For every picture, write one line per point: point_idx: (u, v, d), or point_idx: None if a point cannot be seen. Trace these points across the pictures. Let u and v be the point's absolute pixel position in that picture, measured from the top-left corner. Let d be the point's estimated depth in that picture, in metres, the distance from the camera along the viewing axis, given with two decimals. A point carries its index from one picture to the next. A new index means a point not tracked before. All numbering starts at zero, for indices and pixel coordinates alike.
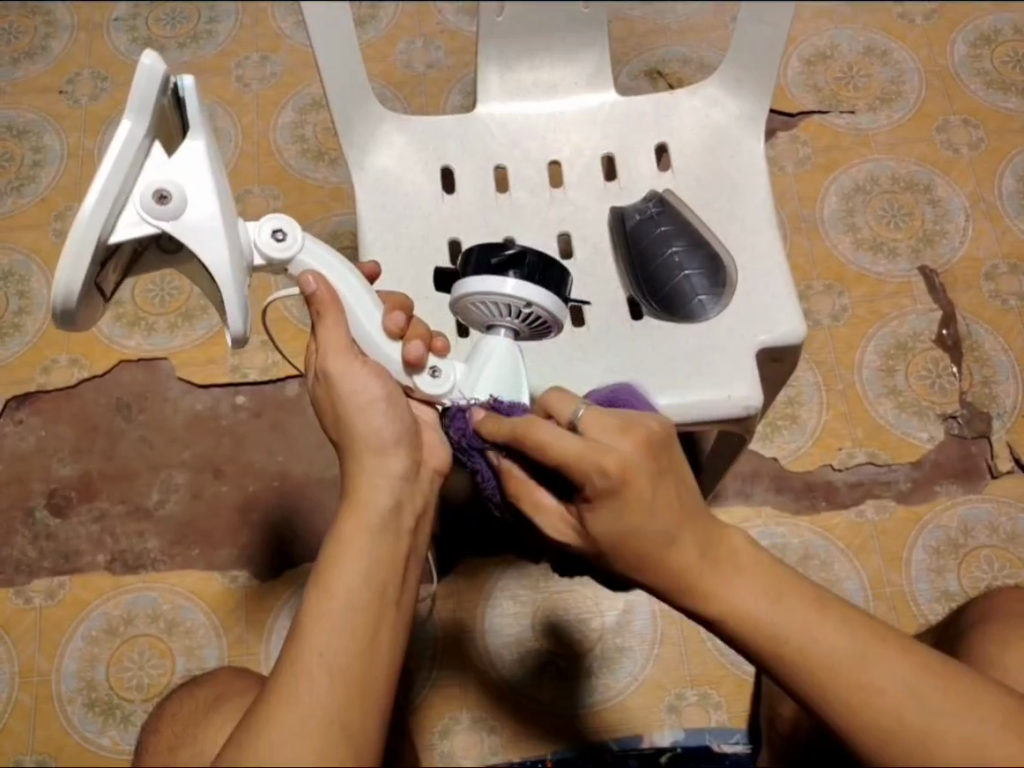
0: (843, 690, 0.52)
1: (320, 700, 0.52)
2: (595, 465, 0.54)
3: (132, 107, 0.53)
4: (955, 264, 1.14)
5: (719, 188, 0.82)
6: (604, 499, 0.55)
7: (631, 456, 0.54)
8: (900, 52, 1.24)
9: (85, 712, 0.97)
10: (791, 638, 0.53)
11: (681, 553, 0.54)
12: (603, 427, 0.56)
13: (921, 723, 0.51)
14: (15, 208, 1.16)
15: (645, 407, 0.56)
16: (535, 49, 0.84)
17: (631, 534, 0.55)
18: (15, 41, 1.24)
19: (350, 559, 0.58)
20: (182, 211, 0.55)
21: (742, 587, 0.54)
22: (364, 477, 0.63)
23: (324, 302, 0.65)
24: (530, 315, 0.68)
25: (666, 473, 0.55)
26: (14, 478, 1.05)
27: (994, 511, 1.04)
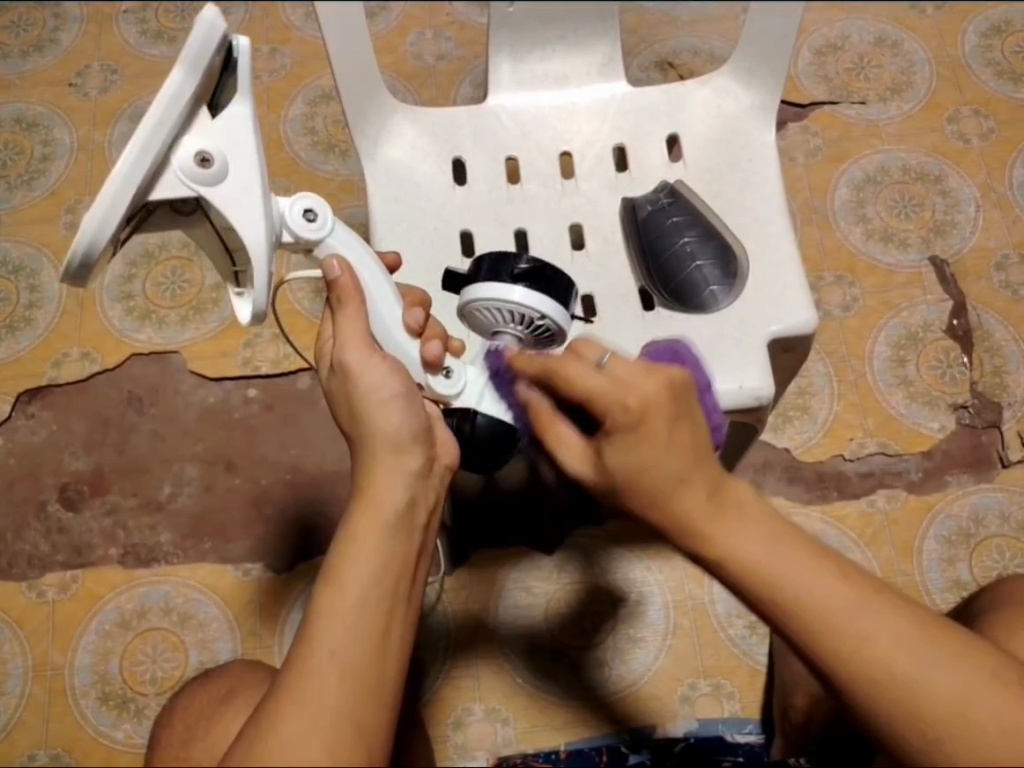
0: (836, 641, 0.52)
1: (332, 699, 0.51)
2: (617, 402, 0.55)
3: (184, 60, 0.49)
4: (966, 255, 1.14)
5: (730, 179, 0.82)
6: (623, 437, 0.55)
7: (653, 397, 0.54)
8: (910, 43, 1.24)
9: (98, 706, 0.97)
10: (790, 584, 0.53)
11: (687, 496, 0.54)
12: (630, 368, 0.55)
13: (908, 672, 0.51)
14: (25, 201, 1.15)
15: (649, 382, 0.54)
16: (546, 39, 0.84)
17: (645, 470, 0.55)
18: (23, 33, 1.24)
19: (363, 553, 0.57)
20: (223, 177, 0.54)
21: (745, 535, 0.54)
22: (379, 473, 0.61)
23: (345, 289, 0.64)
24: (539, 326, 0.68)
25: (686, 416, 0.55)
26: (25, 472, 1.05)
27: (1005, 500, 1.04)
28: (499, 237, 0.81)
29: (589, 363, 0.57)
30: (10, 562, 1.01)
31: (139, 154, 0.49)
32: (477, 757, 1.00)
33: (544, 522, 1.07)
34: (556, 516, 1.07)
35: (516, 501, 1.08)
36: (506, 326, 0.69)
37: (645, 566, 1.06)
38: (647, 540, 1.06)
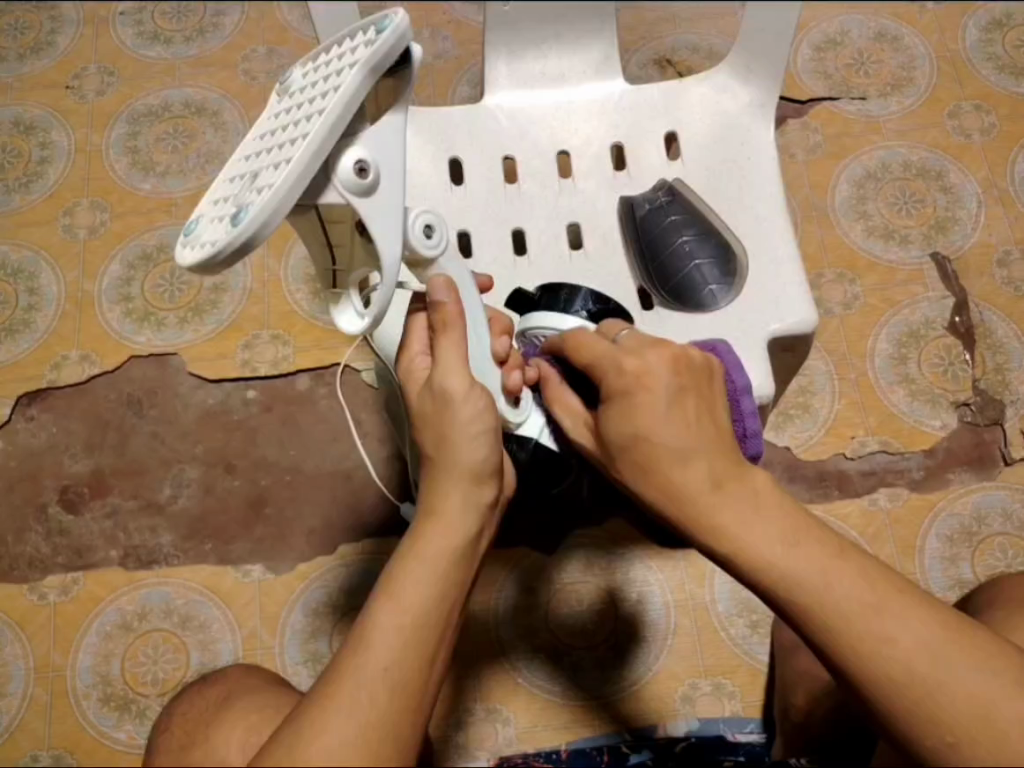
0: (853, 641, 0.52)
1: (380, 709, 0.51)
2: (614, 366, 0.60)
3: (367, 65, 0.51)
4: (968, 251, 1.13)
5: (728, 176, 0.81)
6: (614, 400, 0.60)
7: (652, 365, 0.59)
8: (911, 38, 1.23)
9: (100, 708, 0.97)
10: (805, 580, 0.53)
11: (691, 481, 0.57)
12: (637, 343, 0.61)
13: (927, 675, 0.51)
14: (23, 204, 1.16)
15: (652, 354, 0.59)
16: (543, 38, 0.83)
17: (649, 444, 0.58)
18: (20, 36, 1.24)
19: (430, 566, 0.57)
20: (374, 188, 0.54)
21: (760, 528, 0.55)
22: (452, 498, 0.60)
23: (449, 315, 0.64)
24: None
25: (689, 396, 0.59)
26: (26, 475, 1.05)
27: (1008, 498, 1.03)
28: (495, 237, 0.81)
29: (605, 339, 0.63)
30: (12, 564, 1.02)
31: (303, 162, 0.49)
32: (478, 758, 1.00)
33: (548, 523, 1.07)
34: (560, 517, 1.07)
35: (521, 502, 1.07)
36: None
37: (649, 567, 1.05)
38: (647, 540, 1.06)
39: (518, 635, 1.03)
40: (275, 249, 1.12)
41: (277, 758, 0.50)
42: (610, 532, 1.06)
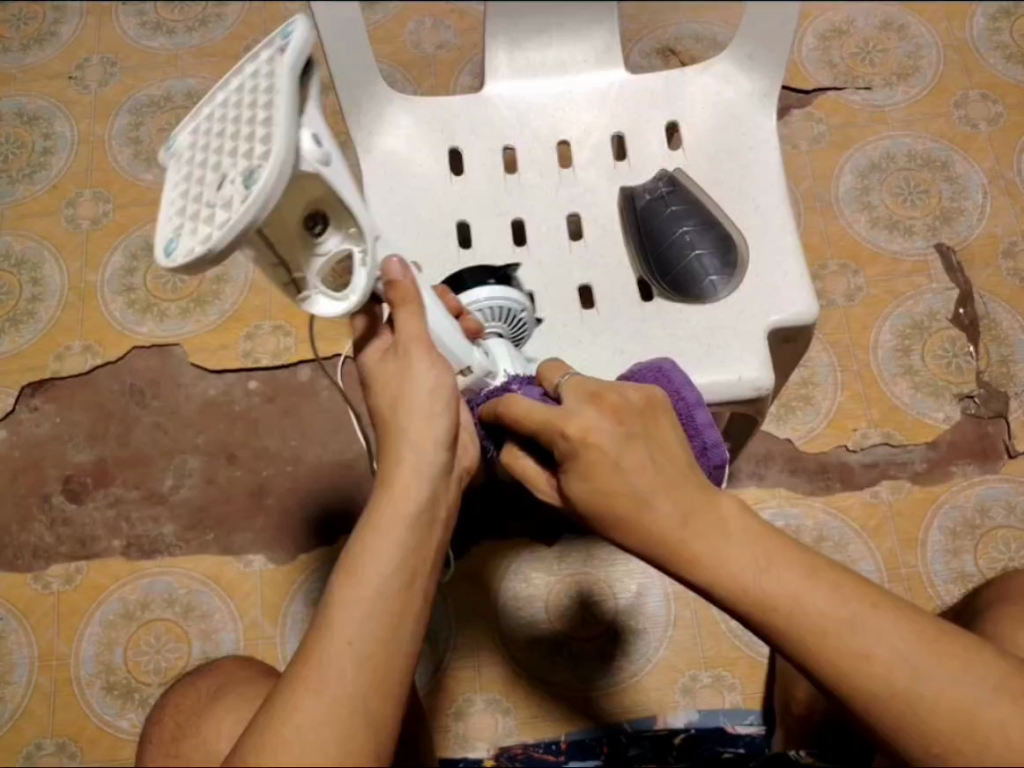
0: (832, 659, 0.50)
1: (347, 689, 0.51)
2: (557, 430, 0.55)
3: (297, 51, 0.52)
4: (973, 242, 1.12)
5: (730, 166, 0.81)
6: (570, 459, 0.55)
7: (592, 420, 0.54)
8: (918, 26, 1.22)
9: (104, 696, 0.98)
10: (778, 604, 0.50)
11: (656, 517, 0.52)
12: (571, 400, 0.56)
13: (913, 691, 0.49)
14: (26, 195, 1.16)
15: (588, 409, 0.55)
16: (543, 26, 0.82)
17: (605, 495, 0.53)
18: (23, 27, 1.24)
19: (386, 538, 0.56)
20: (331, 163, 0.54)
21: (734, 554, 0.51)
22: (405, 460, 0.59)
23: (404, 290, 0.61)
24: (516, 317, 0.76)
25: (638, 435, 0.54)
26: (31, 464, 1.06)
27: (1011, 491, 1.03)
28: (494, 226, 0.81)
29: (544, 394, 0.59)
30: (16, 553, 1.03)
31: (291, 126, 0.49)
32: (478, 748, 1.00)
33: (551, 514, 1.07)
34: (562, 507, 1.07)
35: (523, 491, 1.07)
36: (493, 325, 0.75)
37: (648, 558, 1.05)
38: None
39: (512, 636, 1.03)
40: None
41: (250, 749, 0.51)
42: None
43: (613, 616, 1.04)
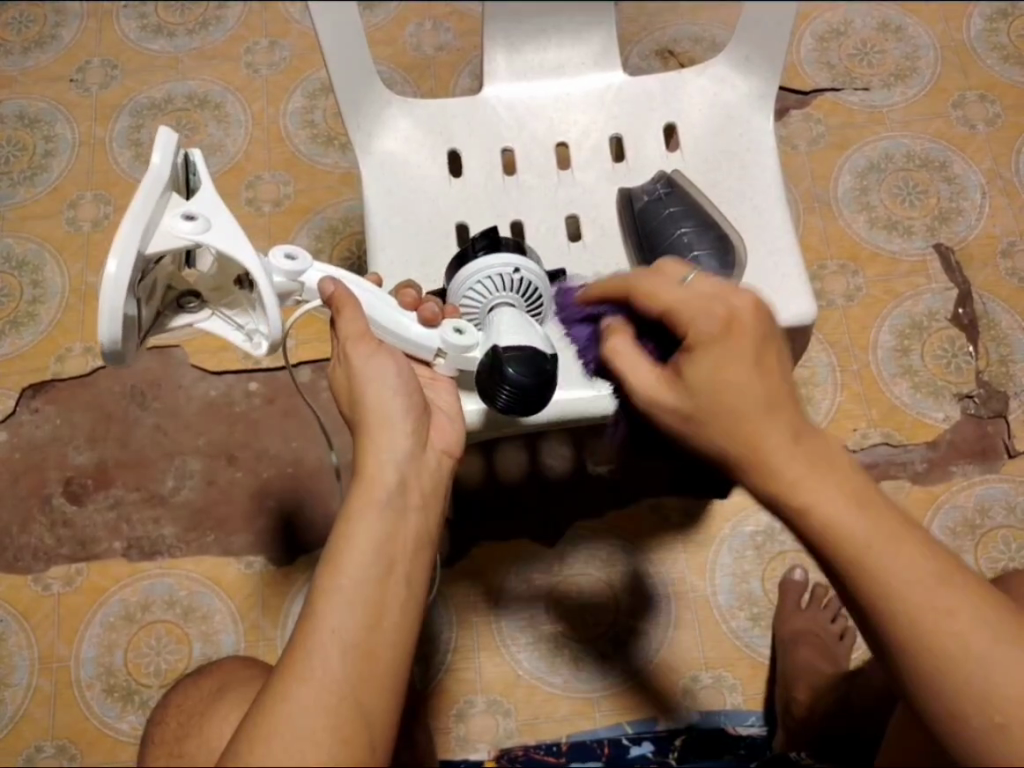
0: (916, 615, 0.51)
1: (335, 674, 0.52)
2: (700, 310, 0.55)
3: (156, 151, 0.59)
4: (972, 242, 1.12)
5: (728, 166, 0.81)
6: (706, 350, 0.54)
7: (742, 311, 0.54)
8: (915, 27, 1.22)
9: (104, 698, 0.98)
10: (873, 551, 0.51)
11: (772, 436, 0.52)
12: (716, 284, 0.56)
13: (982, 659, 0.51)
14: (27, 198, 1.16)
15: (736, 296, 0.54)
16: (541, 29, 0.83)
17: (731, 393, 0.53)
18: (24, 30, 1.24)
19: (358, 534, 0.57)
20: (210, 227, 0.59)
21: (833, 492, 0.52)
22: (370, 451, 0.61)
23: (341, 294, 0.65)
24: (524, 286, 0.71)
25: (770, 340, 0.54)
26: (31, 466, 1.06)
27: (1011, 490, 1.03)
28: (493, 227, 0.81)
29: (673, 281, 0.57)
30: (17, 555, 1.03)
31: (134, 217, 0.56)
32: (479, 749, 1.00)
33: (550, 515, 1.07)
34: (561, 508, 1.07)
35: (522, 491, 1.08)
36: (499, 296, 0.70)
37: (650, 559, 1.05)
38: (651, 534, 1.06)
39: (543, 603, 1.04)
40: (277, 241, 1.12)
41: (241, 738, 0.51)
42: (612, 523, 1.06)
43: (631, 606, 1.04)
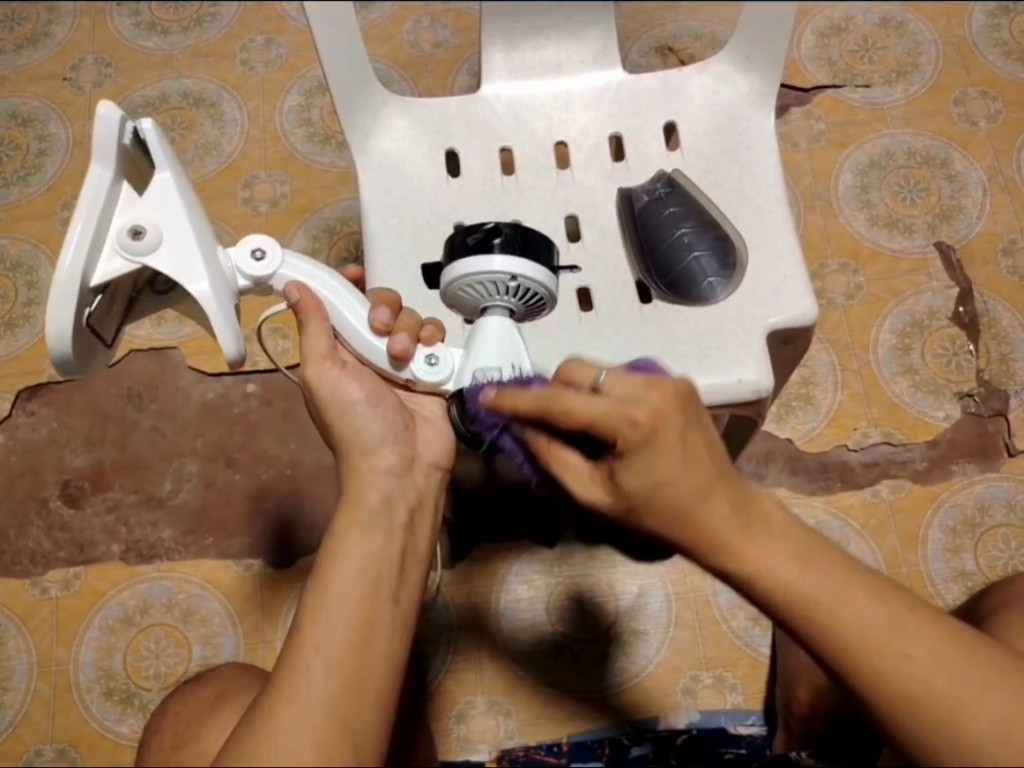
0: (874, 666, 0.52)
1: (320, 695, 0.52)
2: (624, 418, 0.53)
3: (96, 154, 0.57)
4: (972, 239, 1.12)
5: (728, 166, 0.80)
6: (634, 451, 0.53)
7: (663, 410, 0.53)
8: (916, 24, 1.21)
9: (103, 701, 0.98)
10: (821, 604, 0.52)
11: (709, 511, 0.53)
12: (629, 385, 0.54)
13: (950, 695, 0.51)
14: (21, 198, 1.15)
15: (655, 393, 0.53)
16: (539, 28, 0.82)
17: (663, 483, 0.53)
18: (17, 27, 1.23)
19: (346, 557, 0.58)
20: (157, 245, 0.59)
21: (774, 554, 0.53)
22: (357, 475, 0.64)
23: (306, 307, 0.65)
24: (522, 290, 0.67)
25: (697, 426, 0.54)
26: (27, 470, 1.05)
27: (1011, 489, 1.03)
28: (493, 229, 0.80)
29: (586, 390, 0.55)
30: (14, 559, 1.02)
31: (76, 244, 0.56)
32: (479, 750, 1.00)
33: (548, 514, 1.07)
34: (560, 507, 1.07)
35: (521, 490, 1.07)
36: (495, 298, 0.67)
37: (649, 558, 1.05)
38: None
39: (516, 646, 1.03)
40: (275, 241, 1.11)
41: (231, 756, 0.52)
42: (612, 522, 1.06)
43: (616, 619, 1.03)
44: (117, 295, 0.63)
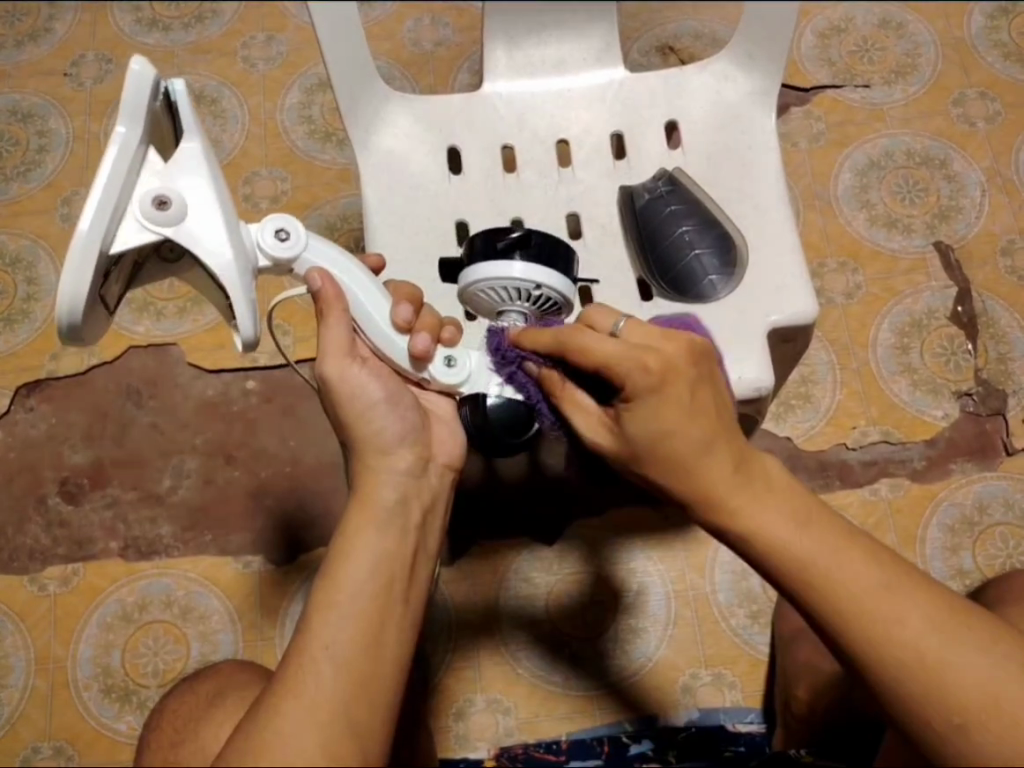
0: (866, 622, 0.52)
1: (328, 692, 0.52)
2: (633, 363, 0.56)
3: (124, 114, 0.55)
4: (971, 239, 1.12)
5: (730, 166, 0.81)
6: (640, 397, 0.57)
7: (672, 358, 0.56)
8: (916, 25, 1.22)
9: (101, 698, 0.97)
10: (817, 557, 0.54)
11: (711, 463, 0.56)
12: (645, 335, 0.57)
13: (940, 661, 0.52)
14: (21, 193, 1.15)
15: (669, 345, 0.56)
16: (542, 25, 0.82)
17: (668, 431, 0.56)
18: (16, 23, 1.23)
19: (356, 555, 0.58)
20: (182, 216, 0.58)
21: (771, 510, 0.56)
22: (368, 473, 0.63)
23: (328, 298, 0.64)
24: (541, 297, 0.67)
25: (704, 381, 0.57)
26: (25, 466, 1.05)
27: (1009, 488, 1.03)
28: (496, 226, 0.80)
29: (601, 331, 0.58)
30: (12, 555, 1.02)
31: (100, 203, 0.55)
32: (478, 748, 1.00)
33: (548, 513, 1.07)
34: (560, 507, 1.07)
35: (520, 489, 1.07)
36: (512, 304, 0.68)
37: (649, 557, 1.05)
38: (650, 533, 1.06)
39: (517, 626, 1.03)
40: None
41: (237, 751, 0.52)
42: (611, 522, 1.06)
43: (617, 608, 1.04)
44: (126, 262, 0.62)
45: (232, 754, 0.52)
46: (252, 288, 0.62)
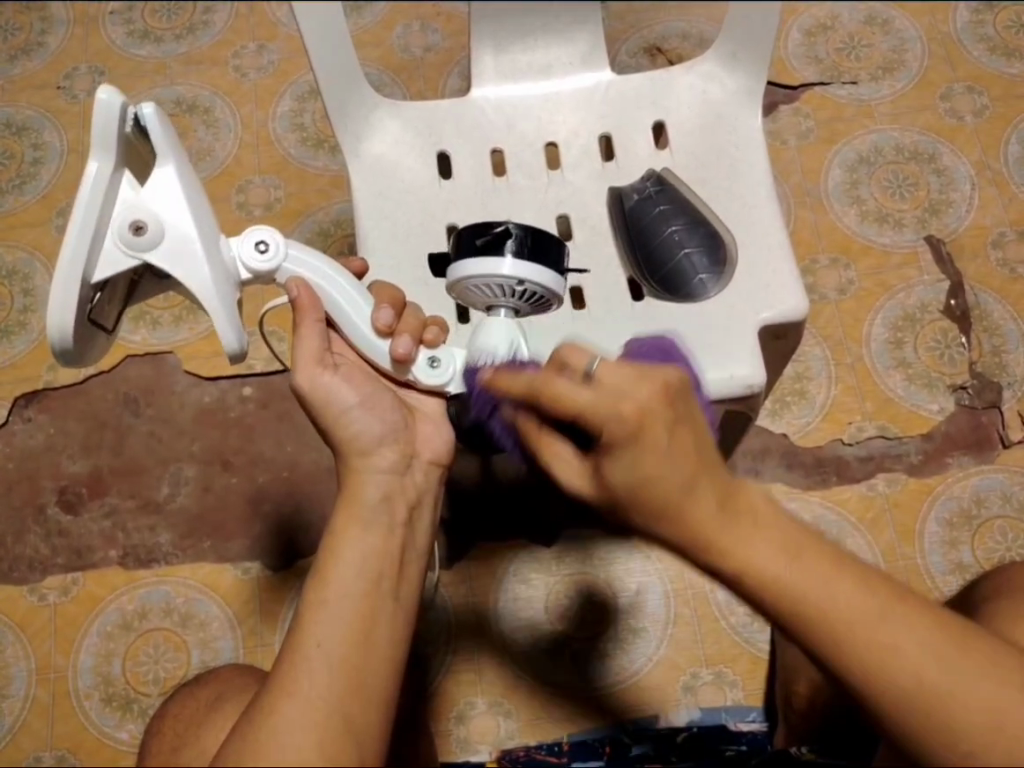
0: (864, 658, 0.51)
1: (321, 690, 0.53)
2: (611, 415, 0.52)
3: (97, 144, 0.56)
4: (962, 233, 1.12)
5: (718, 164, 0.81)
6: (623, 447, 0.53)
7: (650, 405, 0.52)
8: (902, 21, 1.23)
9: (102, 707, 0.98)
10: (809, 594, 0.52)
11: (694, 508, 0.52)
12: (621, 378, 0.53)
13: (936, 685, 0.51)
14: (16, 206, 1.16)
15: (642, 389, 0.52)
16: (528, 29, 0.83)
17: (651, 481, 0.52)
18: (10, 37, 1.24)
19: (346, 554, 0.58)
20: (160, 238, 0.59)
21: (758, 548, 0.52)
22: (355, 473, 0.64)
23: (302, 305, 0.65)
24: (527, 292, 0.67)
25: (682, 419, 0.53)
26: (24, 477, 1.05)
27: (1006, 480, 1.03)
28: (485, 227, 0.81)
29: (575, 377, 0.55)
30: (11, 566, 1.02)
31: (77, 234, 0.56)
32: (480, 751, 1.00)
33: (545, 516, 1.07)
34: (558, 510, 1.07)
35: (518, 492, 1.08)
36: (502, 300, 0.68)
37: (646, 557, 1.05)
38: None
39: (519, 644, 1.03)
40: None
41: (233, 752, 0.52)
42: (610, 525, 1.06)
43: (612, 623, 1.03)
44: (118, 285, 0.63)
45: (227, 754, 0.52)
46: (235, 303, 0.63)
